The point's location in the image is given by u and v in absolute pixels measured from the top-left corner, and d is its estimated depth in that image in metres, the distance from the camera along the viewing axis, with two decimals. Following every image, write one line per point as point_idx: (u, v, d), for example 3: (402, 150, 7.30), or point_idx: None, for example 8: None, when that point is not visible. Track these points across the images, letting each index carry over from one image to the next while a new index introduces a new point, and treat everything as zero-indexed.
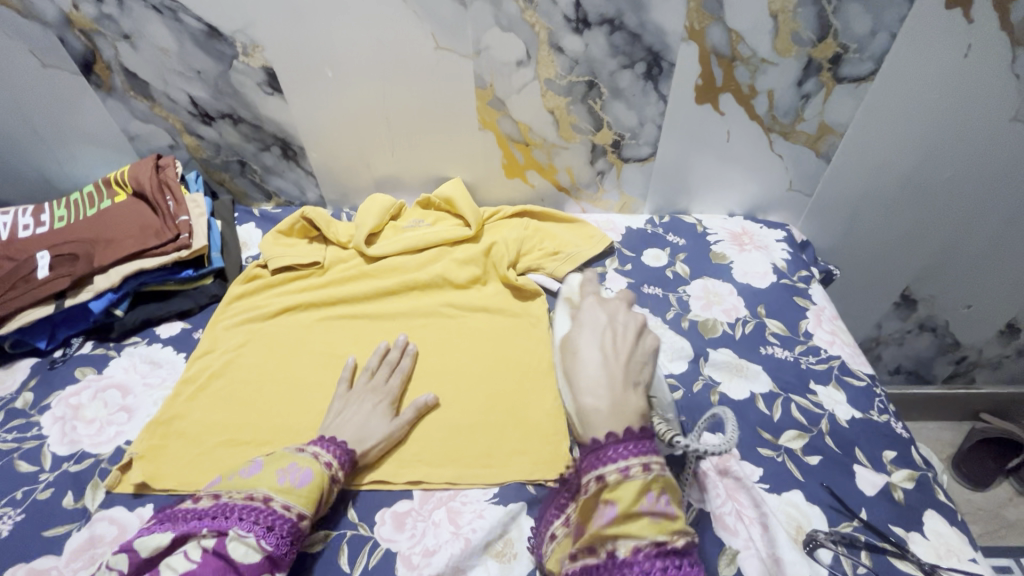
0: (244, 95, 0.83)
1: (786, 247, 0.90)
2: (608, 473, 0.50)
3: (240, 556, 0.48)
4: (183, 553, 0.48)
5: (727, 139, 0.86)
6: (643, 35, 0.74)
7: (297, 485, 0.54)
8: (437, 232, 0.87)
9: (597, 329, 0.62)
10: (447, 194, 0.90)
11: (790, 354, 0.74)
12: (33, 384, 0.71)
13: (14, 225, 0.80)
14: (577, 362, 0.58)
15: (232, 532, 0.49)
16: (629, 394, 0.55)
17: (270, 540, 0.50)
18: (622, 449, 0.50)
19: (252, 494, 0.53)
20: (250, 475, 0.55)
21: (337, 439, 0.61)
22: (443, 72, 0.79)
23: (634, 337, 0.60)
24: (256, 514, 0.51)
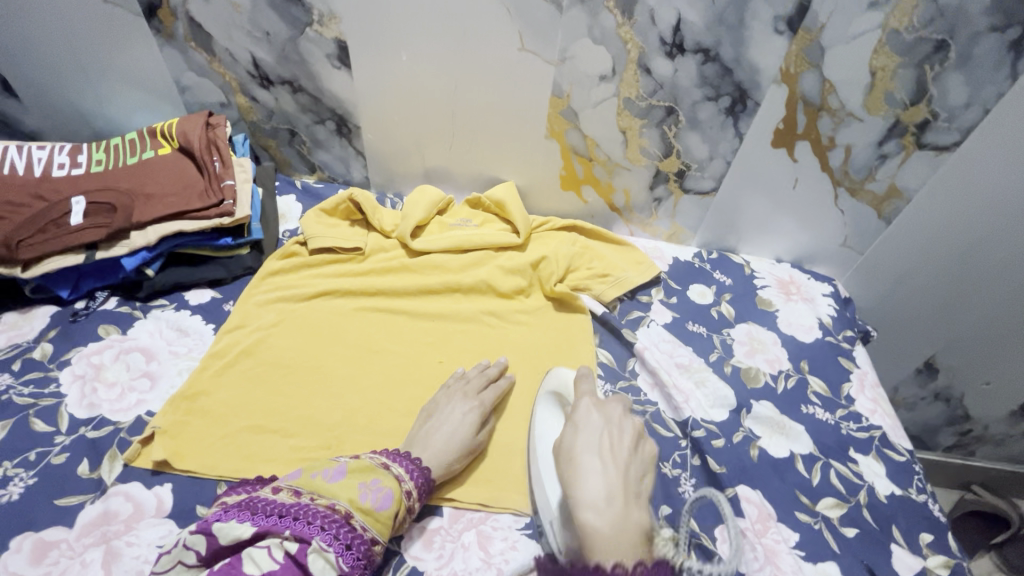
0: (310, 65, 0.80)
1: (832, 303, 0.89)
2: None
3: (317, 569, 0.48)
4: (266, 551, 0.47)
5: (794, 187, 0.84)
6: (736, 70, 0.71)
7: (377, 507, 0.53)
8: (485, 234, 0.84)
9: (602, 434, 0.58)
10: (498, 197, 0.86)
11: (832, 418, 0.72)
12: (52, 335, 0.69)
13: (48, 162, 0.76)
14: (575, 480, 0.54)
15: (314, 542, 0.49)
16: (634, 509, 0.52)
17: (346, 560, 0.49)
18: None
19: (333, 504, 0.52)
20: (333, 481, 0.54)
21: (411, 454, 0.60)
22: (519, 73, 0.76)
23: (631, 439, 0.58)
24: (336, 528, 0.50)
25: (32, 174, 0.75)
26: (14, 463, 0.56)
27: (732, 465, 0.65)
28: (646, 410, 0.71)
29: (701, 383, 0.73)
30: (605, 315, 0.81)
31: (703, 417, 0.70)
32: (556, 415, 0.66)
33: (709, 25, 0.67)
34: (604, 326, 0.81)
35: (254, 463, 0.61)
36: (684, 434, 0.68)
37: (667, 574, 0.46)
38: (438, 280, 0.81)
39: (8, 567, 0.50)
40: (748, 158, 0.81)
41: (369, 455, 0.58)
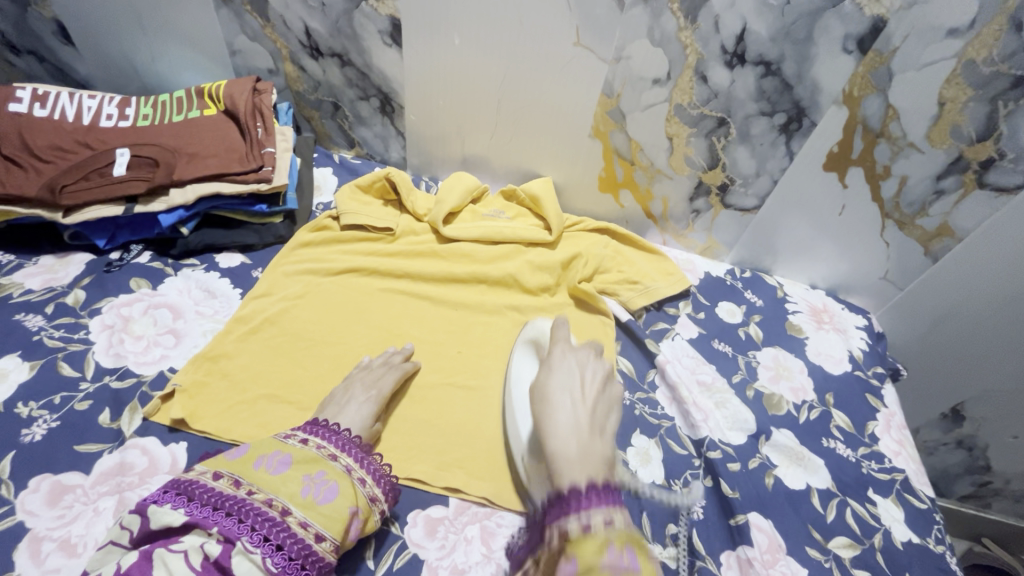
0: (362, 40, 0.79)
1: (865, 337, 0.86)
2: (572, 526, 0.45)
3: (241, 572, 0.46)
4: (184, 553, 0.45)
5: (839, 214, 0.81)
6: (796, 86, 0.68)
7: (319, 501, 0.50)
8: (516, 228, 0.83)
9: (570, 376, 0.58)
10: (534, 191, 0.85)
11: (853, 455, 0.70)
12: (85, 283, 0.70)
13: (98, 112, 0.77)
14: (550, 421, 0.53)
15: (239, 543, 0.46)
16: (591, 442, 0.51)
17: (276, 560, 0.47)
18: (589, 500, 0.46)
19: (269, 500, 0.49)
20: (275, 473, 0.51)
21: (334, 425, 0.58)
22: (570, 68, 0.74)
23: (600, 386, 0.57)
24: (269, 527, 0.48)
25: (81, 122, 0.76)
26: (40, 404, 0.58)
27: (746, 492, 0.63)
28: (662, 424, 0.70)
29: (721, 404, 0.72)
30: (629, 323, 0.79)
31: (720, 439, 0.68)
32: (530, 361, 0.67)
33: (774, 37, 0.64)
34: (628, 334, 0.80)
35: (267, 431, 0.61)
36: (698, 453, 0.67)
37: (613, 496, 0.47)
38: (464, 269, 0.80)
39: (25, 505, 0.51)
40: (796, 178, 0.78)
41: (319, 445, 0.55)
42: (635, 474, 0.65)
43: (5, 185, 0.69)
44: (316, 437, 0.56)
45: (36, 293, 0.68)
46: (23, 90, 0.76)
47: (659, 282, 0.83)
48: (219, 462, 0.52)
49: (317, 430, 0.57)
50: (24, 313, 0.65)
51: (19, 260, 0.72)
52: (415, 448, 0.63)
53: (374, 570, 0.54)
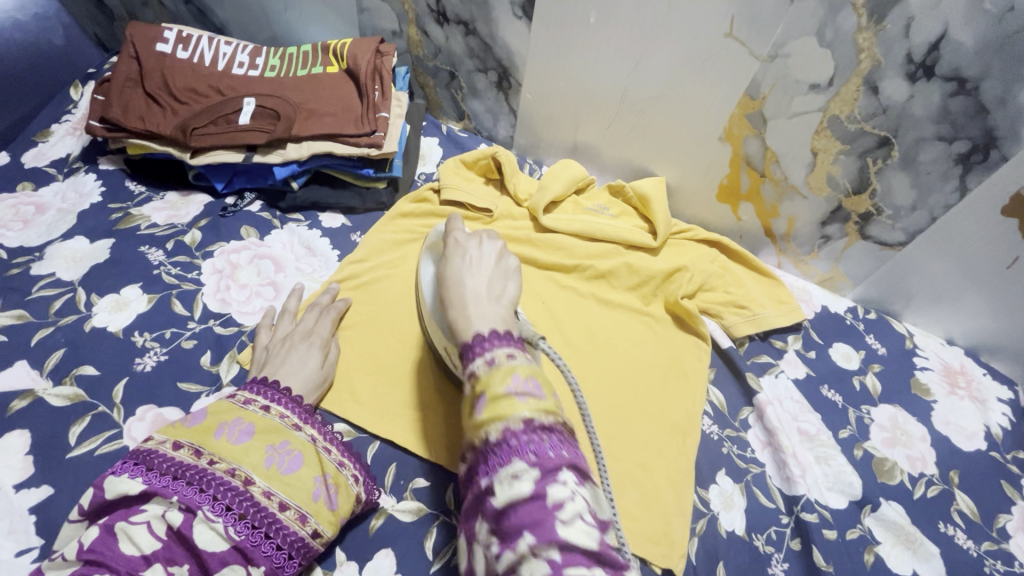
0: (491, 9, 0.76)
1: (1008, 412, 0.73)
2: (478, 363, 0.44)
3: (205, 542, 0.44)
4: (146, 526, 0.43)
5: (1008, 266, 0.67)
6: (994, 111, 0.56)
7: (283, 471, 0.49)
8: (618, 228, 0.78)
9: (472, 257, 0.58)
10: (643, 190, 0.79)
11: (975, 549, 0.60)
12: (202, 224, 0.73)
13: (232, 58, 0.80)
14: (456, 283, 0.55)
15: (201, 513, 0.44)
16: (487, 306, 0.51)
17: (240, 529, 0.45)
18: (493, 339, 0.46)
19: (232, 470, 0.48)
20: (236, 443, 0.49)
21: (294, 394, 0.56)
22: (712, 60, 0.67)
23: (492, 261, 0.58)
24: (231, 497, 0.46)
25: (215, 67, 0.79)
26: (152, 337, 0.61)
27: (839, 565, 0.56)
28: (750, 469, 0.63)
29: (823, 459, 0.64)
30: (729, 350, 0.73)
31: (817, 500, 0.60)
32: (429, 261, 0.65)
33: (980, 50, 0.53)
34: (725, 362, 0.73)
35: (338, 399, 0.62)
36: (789, 510, 0.60)
37: (520, 341, 0.47)
38: (554, 261, 0.77)
39: (131, 433, 0.54)
40: (965, 219, 0.66)
41: (281, 415, 0.53)
42: (714, 519, 0.59)
43: (145, 122, 0.74)
44: (277, 404, 0.54)
45: (160, 228, 0.72)
46: (170, 31, 0.80)
47: (768, 311, 0.75)
48: (179, 429, 0.50)
49: (276, 396, 0.54)
50: (147, 246, 0.70)
51: (149, 193, 0.77)
52: None
53: (432, 562, 0.53)
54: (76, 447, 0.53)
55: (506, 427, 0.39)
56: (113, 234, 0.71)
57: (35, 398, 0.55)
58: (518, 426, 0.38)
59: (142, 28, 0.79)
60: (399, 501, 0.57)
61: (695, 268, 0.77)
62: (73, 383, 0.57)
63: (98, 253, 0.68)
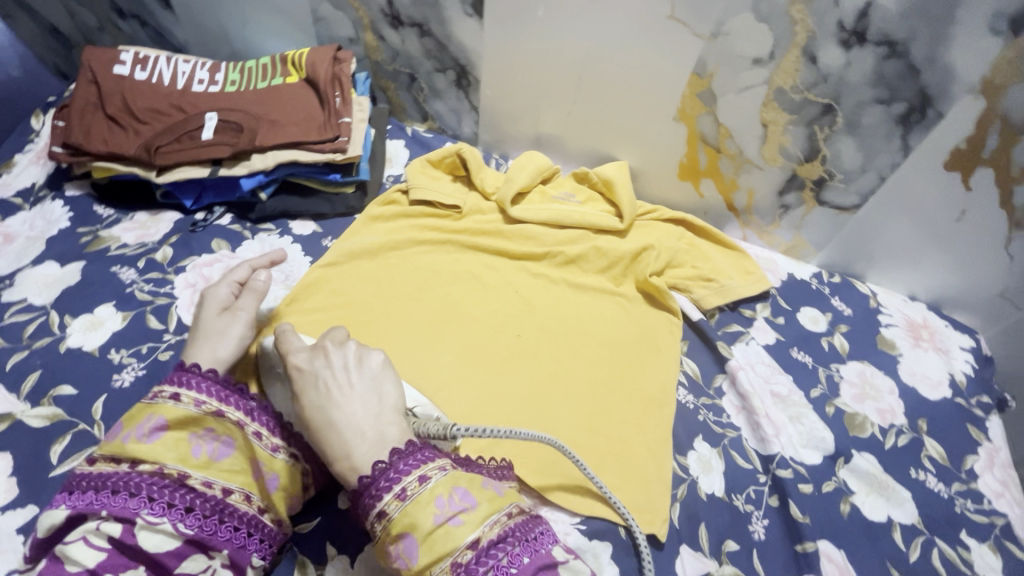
0: (443, 9, 0.77)
1: (971, 360, 0.76)
2: (387, 504, 0.42)
3: (155, 544, 0.44)
4: (84, 543, 0.42)
5: (957, 220, 0.70)
6: (925, 70, 0.59)
7: (215, 458, 0.49)
8: (586, 213, 0.80)
9: (328, 379, 0.49)
10: (607, 175, 0.81)
11: (945, 490, 0.63)
12: (173, 241, 0.74)
13: (191, 76, 0.81)
14: (325, 418, 0.47)
15: (140, 519, 0.44)
16: (375, 428, 0.47)
17: (190, 522, 0.45)
18: (388, 473, 0.43)
19: (161, 468, 0.47)
20: (152, 441, 0.47)
21: (208, 371, 0.53)
22: (659, 43, 0.69)
23: (354, 374, 0.50)
24: (167, 494, 0.45)
25: (175, 86, 0.79)
26: (128, 353, 0.62)
27: (816, 517, 0.59)
28: (726, 433, 0.65)
29: (796, 418, 0.66)
30: (700, 322, 0.75)
31: (792, 457, 0.63)
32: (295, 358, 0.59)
33: (905, 13, 0.56)
34: (696, 334, 0.75)
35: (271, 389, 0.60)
36: (765, 469, 0.62)
37: (423, 448, 0.46)
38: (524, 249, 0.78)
39: None
40: (910, 178, 0.69)
41: (198, 400, 0.50)
42: (694, 482, 0.61)
43: (108, 144, 0.74)
44: (188, 390, 0.51)
45: (130, 247, 0.73)
46: (127, 53, 0.81)
47: (735, 281, 0.78)
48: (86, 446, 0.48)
49: (187, 382, 0.52)
50: (119, 266, 0.70)
51: (117, 215, 0.78)
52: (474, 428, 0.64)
53: None
54: (59, 465, 0.54)
55: (455, 559, 0.40)
56: (83, 257, 0.71)
57: (14, 421, 0.56)
58: (469, 554, 0.40)
59: (98, 52, 0.80)
60: None
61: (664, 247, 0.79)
62: (52, 403, 0.58)
63: (69, 276, 0.69)
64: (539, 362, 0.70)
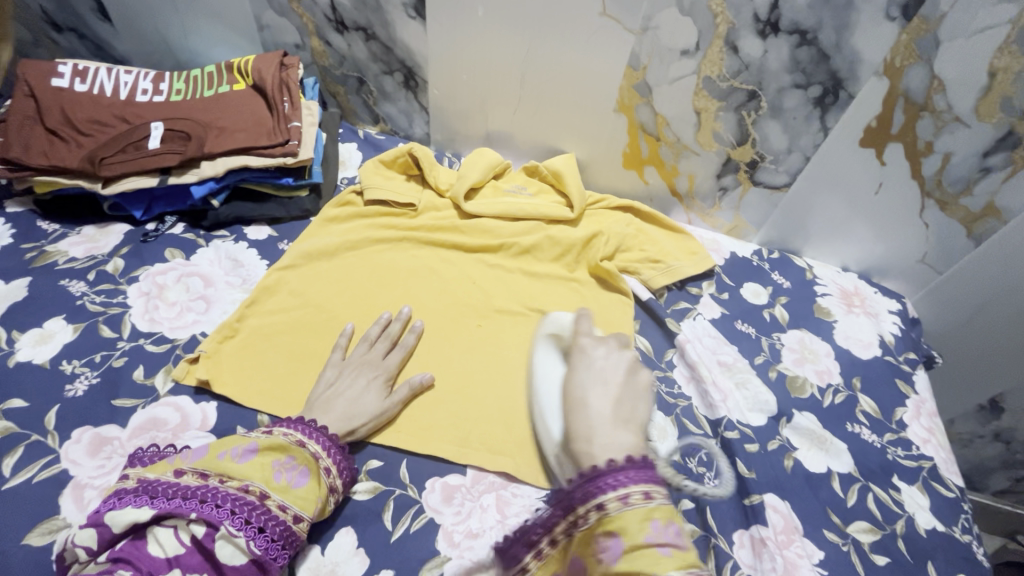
0: (386, 12, 0.79)
1: (898, 322, 0.82)
2: (608, 501, 0.41)
3: (226, 555, 0.47)
4: (173, 532, 0.46)
5: (875, 192, 0.76)
6: (833, 56, 0.64)
7: (293, 485, 0.52)
8: (537, 205, 0.83)
9: (601, 369, 0.50)
10: (556, 167, 0.84)
11: (878, 441, 0.68)
12: (124, 252, 0.73)
13: (134, 87, 0.80)
14: (579, 405, 0.48)
15: (222, 528, 0.47)
16: (616, 432, 0.45)
17: (260, 543, 0.48)
18: (622, 474, 0.41)
19: (246, 486, 0.50)
20: (242, 461, 0.51)
21: (312, 420, 0.57)
22: (596, 38, 0.73)
23: (624, 375, 0.50)
24: (248, 510, 0.48)
25: (118, 97, 0.79)
26: (81, 362, 0.62)
27: (762, 473, 0.63)
28: (678, 403, 0.69)
29: (742, 384, 0.71)
30: (649, 302, 0.78)
31: (738, 419, 0.67)
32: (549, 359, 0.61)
33: (811, 3, 0.61)
34: (647, 313, 0.79)
35: (239, 392, 0.63)
36: (715, 433, 0.66)
37: (656, 474, 0.42)
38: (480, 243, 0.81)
39: (69, 455, 0.55)
40: (831, 156, 0.74)
41: (285, 432, 0.55)
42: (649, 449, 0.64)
43: (49, 158, 0.73)
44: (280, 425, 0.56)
45: (79, 261, 0.72)
46: (65, 66, 0.79)
47: (681, 262, 0.82)
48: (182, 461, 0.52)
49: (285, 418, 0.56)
50: (67, 279, 0.69)
51: (64, 229, 0.76)
52: (438, 416, 0.66)
53: (392, 531, 0.57)
54: (12, 478, 0.53)
55: None
56: (29, 272, 0.70)
57: None
58: None
59: (34, 65, 0.79)
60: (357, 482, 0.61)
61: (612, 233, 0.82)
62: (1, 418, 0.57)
63: (15, 292, 0.67)
64: (499, 348, 0.72)
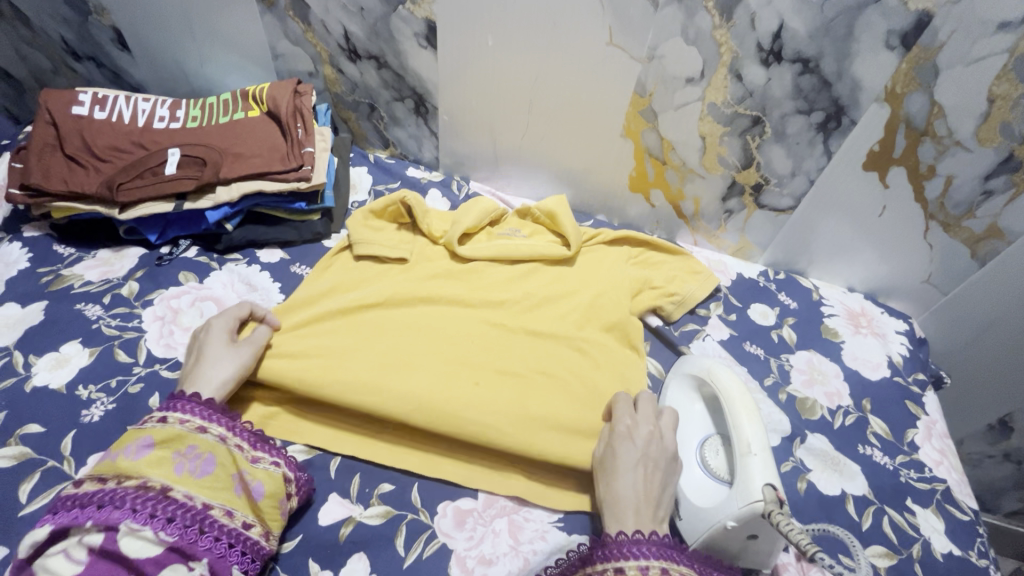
0: (398, 42, 0.82)
1: (905, 342, 0.83)
2: (629, 567, 0.48)
3: (134, 549, 0.46)
4: (73, 547, 0.46)
5: (880, 214, 0.77)
6: (835, 84, 0.66)
7: (196, 474, 0.52)
8: (534, 245, 0.80)
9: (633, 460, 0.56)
10: (549, 208, 0.83)
11: (890, 463, 0.68)
12: (139, 275, 0.74)
13: (151, 114, 0.82)
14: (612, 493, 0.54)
15: (123, 526, 0.47)
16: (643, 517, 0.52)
17: (171, 531, 0.48)
18: (646, 548, 0.49)
19: (145, 482, 0.50)
20: (138, 457, 0.51)
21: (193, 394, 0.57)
22: (603, 67, 0.75)
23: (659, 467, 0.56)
24: (150, 505, 0.48)
25: (135, 124, 0.81)
26: (97, 388, 0.62)
27: None
28: None
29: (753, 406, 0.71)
30: (661, 329, 0.80)
31: None
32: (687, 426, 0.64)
33: (813, 34, 0.63)
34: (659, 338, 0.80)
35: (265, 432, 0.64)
36: None
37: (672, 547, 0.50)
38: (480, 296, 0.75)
39: None
40: (834, 179, 0.75)
41: (182, 420, 0.54)
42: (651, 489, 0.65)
43: (68, 184, 0.75)
44: (176, 411, 0.55)
45: (94, 284, 0.73)
46: (85, 94, 0.81)
47: (689, 288, 0.81)
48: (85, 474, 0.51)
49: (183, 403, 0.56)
50: (83, 303, 0.70)
51: (79, 252, 0.77)
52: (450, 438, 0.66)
53: (405, 557, 0.57)
54: (28, 504, 0.54)
55: None
56: (45, 296, 0.71)
57: None
58: None
59: (55, 93, 0.80)
60: (368, 507, 0.60)
61: (611, 274, 0.80)
62: (17, 443, 0.58)
63: (32, 316, 0.68)
64: None
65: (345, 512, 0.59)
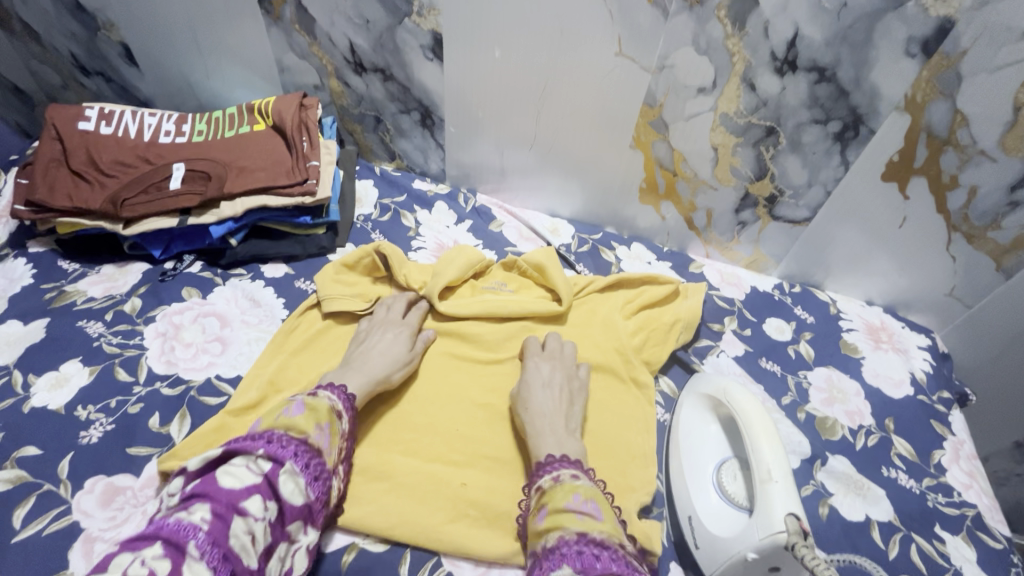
0: (404, 54, 0.81)
1: (928, 358, 0.80)
2: (544, 481, 0.54)
3: (287, 493, 0.48)
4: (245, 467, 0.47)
5: (900, 225, 0.74)
6: (853, 92, 0.64)
7: (325, 444, 0.53)
8: (522, 300, 0.74)
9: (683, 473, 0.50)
10: (536, 260, 0.77)
11: (917, 486, 0.65)
12: (142, 291, 0.74)
13: (157, 128, 0.81)
14: None
15: (288, 465, 0.48)
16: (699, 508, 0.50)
17: (312, 489, 0.50)
18: (557, 461, 0.56)
19: (303, 437, 0.51)
20: (318, 433, 0.52)
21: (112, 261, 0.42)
22: (612, 77, 0.73)
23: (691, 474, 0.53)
24: (309, 458, 0.50)
25: (141, 139, 0.80)
26: (96, 408, 0.61)
27: None
28: None
29: None
30: (681, 355, 0.76)
31: None
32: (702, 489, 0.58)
33: (829, 41, 0.61)
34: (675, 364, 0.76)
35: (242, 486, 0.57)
36: None
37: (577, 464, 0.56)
38: (473, 330, 0.73)
39: (80, 506, 0.54)
40: (852, 190, 0.73)
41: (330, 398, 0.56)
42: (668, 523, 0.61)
43: (73, 200, 0.74)
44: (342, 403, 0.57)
45: (97, 301, 0.72)
46: (92, 109, 0.81)
47: (684, 307, 0.75)
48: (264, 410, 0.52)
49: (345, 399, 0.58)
50: (85, 320, 0.69)
51: (83, 268, 0.77)
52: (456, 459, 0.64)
53: None
54: (21, 530, 0.52)
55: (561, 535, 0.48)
56: (47, 313, 0.70)
57: None
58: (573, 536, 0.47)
59: (61, 109, 0.80)
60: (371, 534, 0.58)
61: (606, 324, 0.73)
62: (14, 465, 0.56)
63: (34, 334, 0.68)
64: None
65: (348, 539, 0.58)
